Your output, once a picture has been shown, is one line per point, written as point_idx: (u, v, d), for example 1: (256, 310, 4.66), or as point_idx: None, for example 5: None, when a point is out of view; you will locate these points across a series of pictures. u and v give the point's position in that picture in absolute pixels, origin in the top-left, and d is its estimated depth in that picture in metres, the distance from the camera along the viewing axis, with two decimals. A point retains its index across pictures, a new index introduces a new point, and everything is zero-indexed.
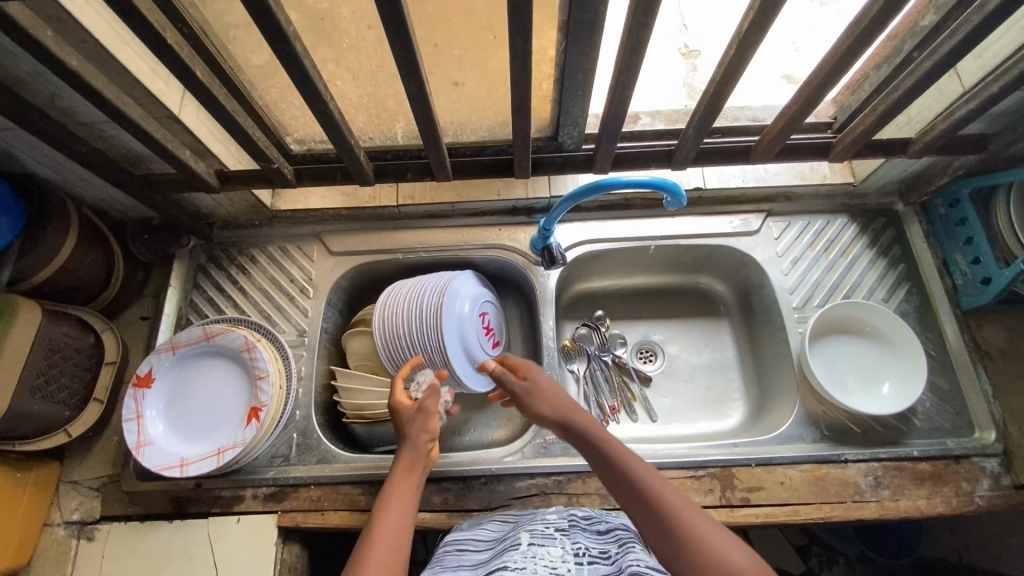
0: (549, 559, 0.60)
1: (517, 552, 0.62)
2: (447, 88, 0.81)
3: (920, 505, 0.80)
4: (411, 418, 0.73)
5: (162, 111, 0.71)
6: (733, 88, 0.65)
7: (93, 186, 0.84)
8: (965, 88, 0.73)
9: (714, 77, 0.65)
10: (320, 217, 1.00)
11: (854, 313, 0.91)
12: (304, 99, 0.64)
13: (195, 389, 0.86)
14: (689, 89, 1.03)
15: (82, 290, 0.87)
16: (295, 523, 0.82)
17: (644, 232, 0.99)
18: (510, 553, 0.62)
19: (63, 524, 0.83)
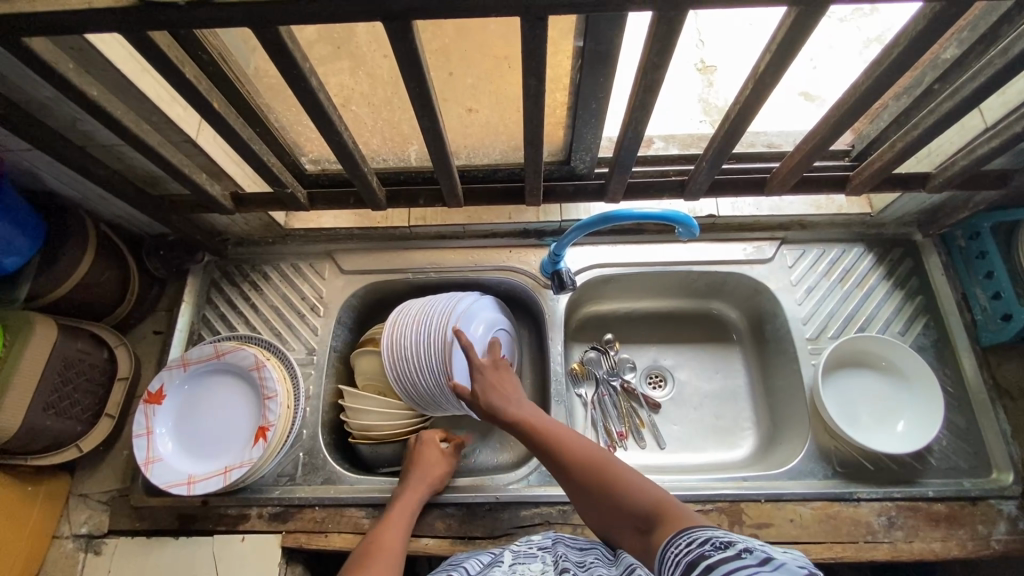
0: (529, 572, 0.58)
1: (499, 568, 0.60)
2: (461, 114, 0.81)
3: (935, 548, 0.78)
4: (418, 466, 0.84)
5: (180, 135, 0.72)
6: (749, 124, 0.64)
7: (111, 204, 0.86)
8: (987, 124, 0.72)
9: (730, 112, 0.64)
10: (333, 236, 1.01)
11: (871, 346, 0.89)
12: (318, 128, 0.65)
13: (204, 406, 0.87)
14: (705, 105, 1.02)
15: (97, 306, 0.88)
16: (299, 544, 0.82)
17: (655, 258, 0.98)
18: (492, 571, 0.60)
19: (71, 537, 0.84)
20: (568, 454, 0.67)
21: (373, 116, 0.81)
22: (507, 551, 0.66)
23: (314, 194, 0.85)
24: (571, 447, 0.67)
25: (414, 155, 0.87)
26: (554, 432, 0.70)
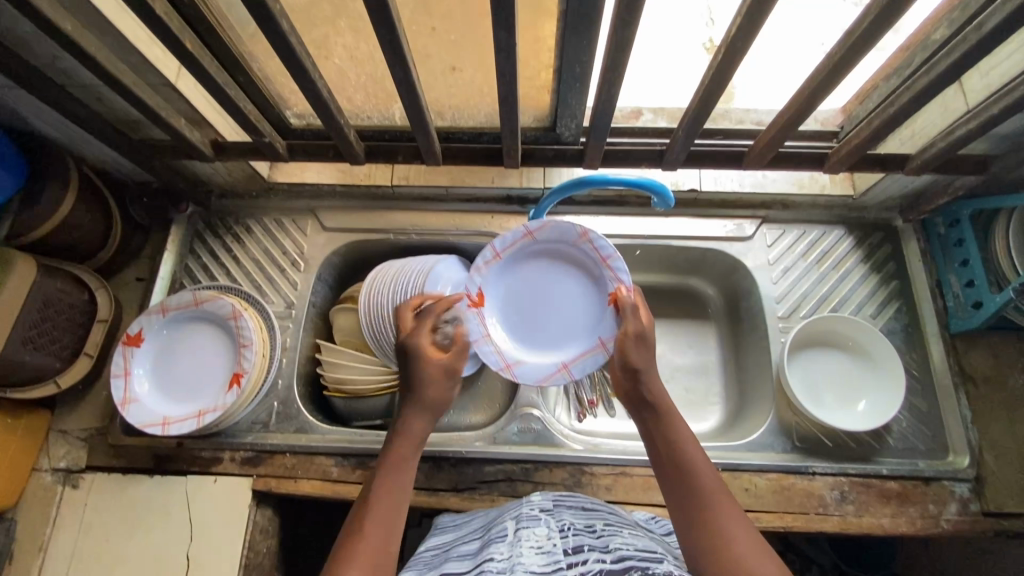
0: (534, 539, 0.50)
1: (502, 542, 0.51)
2: (445, 72, 0.80)
3: (884, 523, 0.81)
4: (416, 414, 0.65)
5: (159, 79, 0.72)
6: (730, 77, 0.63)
7: (94, 147, 0.86)
8: (969, 106, 0.72)
9: (710, 66, 0.63)
10: (315, 192, 1.01)
11: (840, 327, 0.91)
12: (294, 76, 0.65)
13: (182, 352, 0.89)
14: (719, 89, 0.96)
15: (81, 248, 0.90)
16: (269, 488, 0.85)
17: (635, 231, 0.98)
18: (495, 544, 0.51)
19: (50, 470, 0.87)
20: (681, 447, 0.59)
21: (356, 71, 0.80)
22: (504, 522, 0.57)
23: (293, 144, 0.85)
24: (689, 448, 0.59)
25: (398, 114, 0.86)
26: (681, 427, 0.61)
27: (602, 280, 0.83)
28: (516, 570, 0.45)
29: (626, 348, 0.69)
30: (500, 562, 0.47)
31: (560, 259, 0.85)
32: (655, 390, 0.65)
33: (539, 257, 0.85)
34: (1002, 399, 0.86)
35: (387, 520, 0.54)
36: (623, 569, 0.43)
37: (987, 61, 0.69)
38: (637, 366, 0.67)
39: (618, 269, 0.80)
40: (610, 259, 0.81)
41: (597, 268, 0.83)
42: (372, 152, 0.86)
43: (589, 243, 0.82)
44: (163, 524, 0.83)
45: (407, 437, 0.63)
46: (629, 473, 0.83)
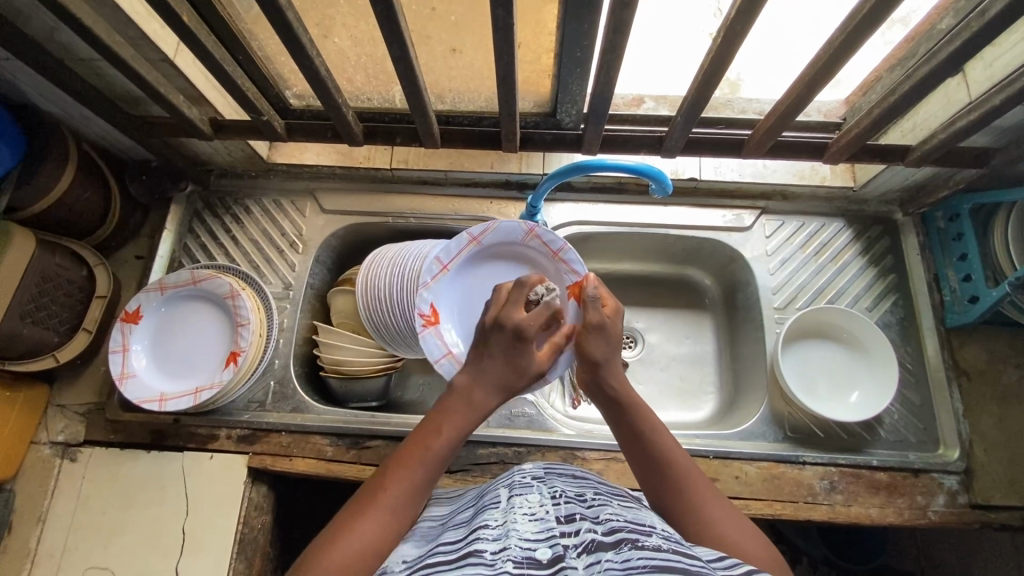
0: (527, 506, 0.50)
1: (495, 509, 0.51)
2: (445, 54, 0.79)
3: (872, 513, 0.81)
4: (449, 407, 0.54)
5: (158, 54, 0.72)
6: (734, 53, 0.63)
7: (94, 124, 0.86)
8: (971, 98, 0.72)
9: (717, 37, 0.62)
10: (315, 173, 1.01)
11: (835, 319, 0.91)
12: (291, 54, 0.65)
13: (179, 330, 0.90)
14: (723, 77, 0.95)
15: (80, 224, 0.90)
16: (263, 465, 0.86)
17: (634, 219, 0.98)
18: (489, 511, 0.50)
19: (48, 443, 0.88)
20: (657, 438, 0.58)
21: (356, 51, 0.80)
22: (497, 489, 0.57)
23: (292, 124, 0.85)
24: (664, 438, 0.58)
25: (398, 96, 0.86)
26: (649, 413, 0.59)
27: (556, 274, 0.85)
28: (509, 536, 0.45)
29: (581, 339, 0.61)
30: (493, 529, 0.46)
31: (511, 260, 0.87)
32: (620, 384, 0.60)
33: (488, 263, 0.86)
34: (993, 394, 0.87)
35: (385, 523, 0.49)
36: (613, 540, 0.42)
37: (990, 52, 0.69)
38: (597, 359, 0.60)
39: (570, 260, 0.84)
40: (560, 254, 0.84)
41: (549, 264, 0.86)
42: (370, 133, 0.85)
43: (537, 239, 0.85)
44: (159, 499, 0.84)
45: (443, 435, 0.53)
46: (620, 458, 0.84)
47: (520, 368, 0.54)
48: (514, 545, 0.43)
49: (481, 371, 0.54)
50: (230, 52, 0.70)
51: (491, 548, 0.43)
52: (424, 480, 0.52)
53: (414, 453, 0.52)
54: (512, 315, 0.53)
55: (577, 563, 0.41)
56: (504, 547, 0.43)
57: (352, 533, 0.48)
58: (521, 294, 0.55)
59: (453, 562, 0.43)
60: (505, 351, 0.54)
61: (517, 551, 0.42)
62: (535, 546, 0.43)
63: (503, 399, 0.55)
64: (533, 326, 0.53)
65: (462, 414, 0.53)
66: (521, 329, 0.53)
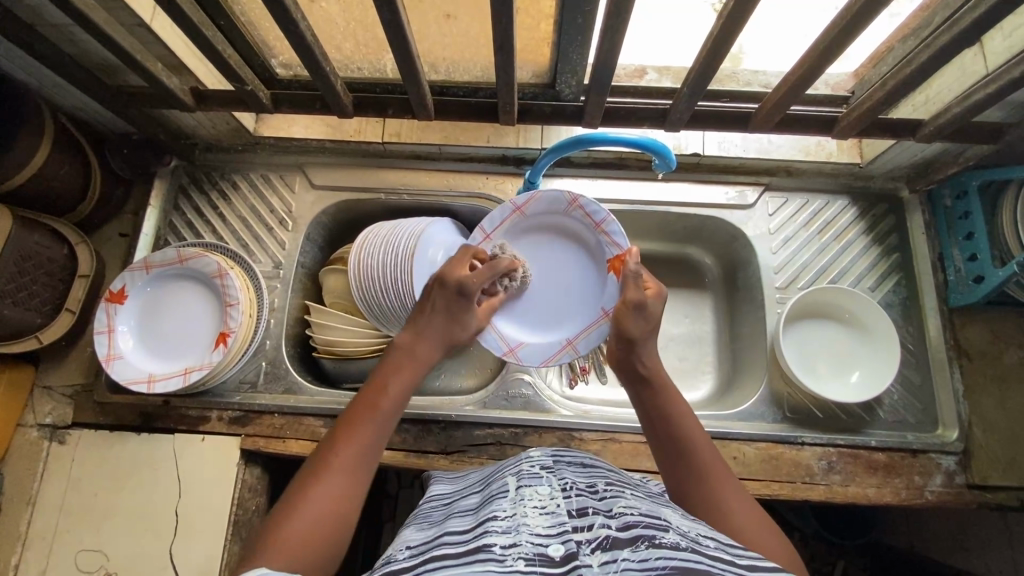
0: (537, 499, 0.48)
1: (503, 500, 0.49)
2: (439, 20, 0.75)
3: (869, 493, 0.81)
4: (396, 365, 0.61)
5: (132, 18, 0.68)
6: (745, 21, 0.59)
7: (69, 94, 0.82)
8: (988, 70, 0.69)
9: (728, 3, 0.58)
10: (304, 147, 0.97)
11: (838, 299, 0.89)
12: (274, 17, 0.61)
13: (166, 311, 0.87)
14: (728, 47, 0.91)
15: (59, 201, 0.86)
16: (257, 447, 0.84)
17: (634, 196, 0.95)
18: (497, 501, 0.49)
19: (35, 426, 0.86)
20: (680, 424, 0.58)
21: (344, 16, 0.75)
22: (503, 478, 0.55)
23: (278, 94, 0.80)
24: (686, 422, 0.58)
25: (390, 65, 0.82)
26: (677, 398, 0.61)
27: (598, 246, 0.81)
28: (520, 532, 0.43)
29: (623, 317, 0.69)
30: (502, 521, 0.45)
31: (554, 232, 0.84)
32: (649, 361, 0.65)
33: (533, 233, 0.84)
34: (994, 374, 0.86)
35: (339, 487, 0.49)
36: (629, 537, 0.41)
37: (1012, 21, 0.66)
38: (632, 337, 0.67)
39: (613, 232, 0.79)
40: (604, 224, 0.80)
41: (592, 235, 0.82)
42: (360, 104, 0.82)
43: (580, 210, 0.80)
44: (151, 481, 0.83)
45: (390, 389, 0.57)
46: (618, 439, 0.84)
47: (460, 321, 0.68)
48: (526, 541, 0.42)
49: (424, 330, 0.65)
50: (209, 16, 0.66)
51: (501, 543, 0.42)
52: (376, 438, 0.54)
53: (359, 412, 0.55)
54: (454, 273, 0.69)
55: (591, 560, 0.39)
56: (515, 542, 0.42)
57: (303, 505, 0.47)
58: (464, 258, 0.72)
59: (461, 557, 0.41)
60: (448, 303, 0.68)
61: (528, 547, 0.41)
62: (548, 542, 0.42)
63: (444, 353, 0.66)
64: (472, 282, 0.68)
65: (405, 369, 0.60)
66: (464, 283, 0.68)
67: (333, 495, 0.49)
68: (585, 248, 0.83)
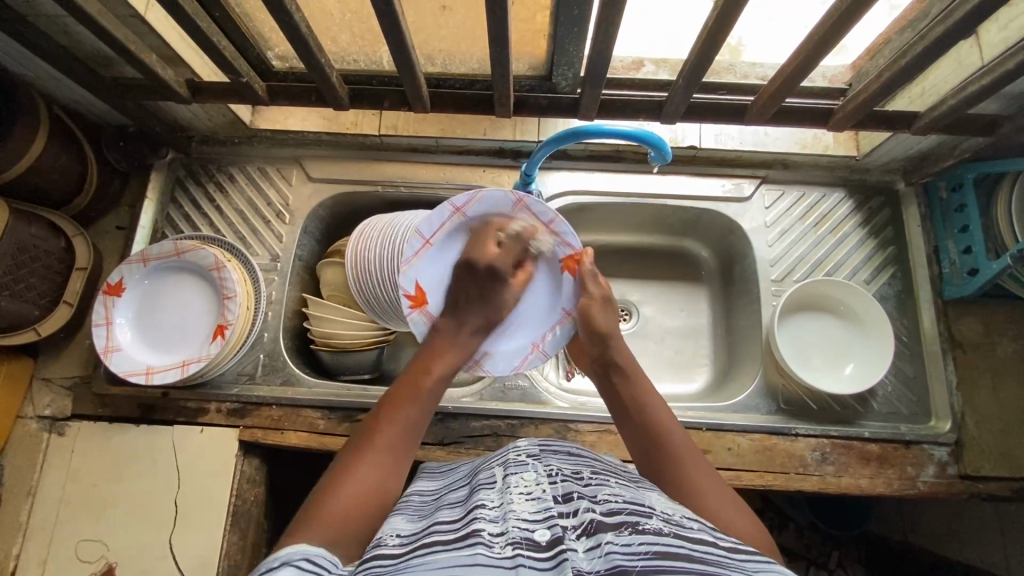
0: (523, 485, 0.49)
1: (491, 488, 0.50)
2: (435, 11, 0.75)
3: (862, 483, 0.82)
4: (434, 354, 0.65)
5: (127, 9, 0.68)
6: (741, 11, 0.59)
7: (65, 86, 0.82)
8: (984, 61, 0.69)
9: None
10: (300, 139, 0.97)
11: (831, 291, 0.90)
12: (269, 8, 0.61)
13: (163, 303, 0.87)
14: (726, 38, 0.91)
15: (55, 193, 0.86)
16: (255, 438, 0.85)
17: (631, 189, 0.95)
18: (484, 490, 0.50)
19: (35, 418, 0.87)
20: (646, 405, 0.61)
21: (340, 7, 0.75)
22: (491, 467, 0.56)
23: (274, 86, 0.80)
24: (657, 409, 0.61)
25: (386, 57, 0.81)
26: (646, 382, 0.64)
27: (548, 246, 0.76)
28: (507, 517, 0.44)
29: (592, 314, 0.71)
30: (491, 508, 0.46)
31: (488, 236, 0.74)
32: (624, 354, 0.67)
33: (468, 241, 0.74)
34: (987, 366, 0.86)
35: (381, 465, 0.52)
36: (613, 522, 0.42)
37: (1008, 12, 0.66)
38: (604, 330, 0.69)
39: (565, 233, 0.73)
40: (553, 224, 0.73)
41: (538, 235, 0.75)
42: (357, 96, 0.82)
43: (524, 210, 0.72)
44: (149, 472, 0.84)
45: (431, 378, 0.61)
46: (614, 431, 0.84)
47: (492, 302, 0.72)
48: (513, 526, 0.43)
49: (463, 316, 0.70)
50: (203, 7, 0.66)
51: (490, 529, 0.42)
52: (414, 424, 0.57)
53: (400, 398, 0.58)
54: (485, 253, 0.71)
55: (577, 545, 0.40)
56: (502, 528, 0.42)
57: (350, 480, 0.50)
58: (483, 233, 0.73)
59: (450, 544, 0.42)
60: (484, 287, 0.71)
61: (515, 532, 0.42)
62: (534, 527, 0.42)
63: (484, 335, 0.71)
64: (498, 258, 0.71)
65: (445, 359, 0.65)
66: (493, 265, 0.71)
67: (371, 476, 0.51)
68: (534, 249, 0.76)
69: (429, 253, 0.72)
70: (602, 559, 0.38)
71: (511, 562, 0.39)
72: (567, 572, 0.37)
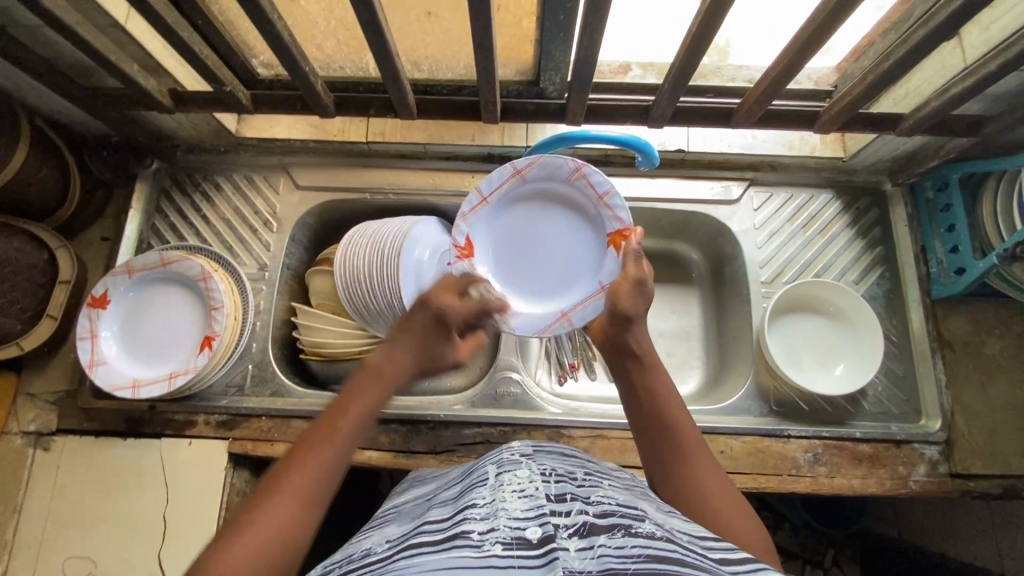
0: (516, 482, 0.48)
1: (482, 486, 0.49)
2: (420, 18, 0.75)
3: (854, 483, 0.82)
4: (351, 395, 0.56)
5: (106, 19, 0.67)
6: (722, 20, 0.60)
7: (44, 96, 0.81)
8: (966, 62, 0.70)
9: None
10: (287, 147, 0.96)
11: (821, 292, 0.90)
12: (249, 17, 0.60)
13: (149, 315, 0.86)
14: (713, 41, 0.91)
15: (37, 205, 0.85)
16: (245, 450, 0.84)
17: (620, 193, 0.95)
18: (477, 489, 0.49)
19: (19, 434, 0.85)
20: (660, 394, 0.60)
21: (325, 15, 0.74)
22: (484, 468, 0.54)
23: (259, 95, 0.79)
24: (673, 402, 0.59)
25: (372, 64, 0.81)
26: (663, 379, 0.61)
27: (598, 219, 0.80)
28: (498, 517, 0.43)
29: (620, 289, 0.68)
30: (481, 508, 0.45)
31: (550, 198, 0.82)
32: (642, 341, 0.65)
33: (528, 200, 0.82)
34: (976, 364, 0.86)
35: (287, 510, 0.46)
36: (606, 526, 0.42)
37: (989, 14, 0.66)
38: (627, 314, 0.66)
39: (616, 206, 0.78)
40: (608, 198, 0.78)
41: (593, 207, 0.80)
42: (342, 104, 0.81)
43: (584, 179, 0.78)
44: (137, 487, 0.83)
45: (345, 416, 0.53)
46: (607, 436, 0.84)
47: (433, 352, 0.65)
48: (503, 526, 0.42)
49: (399, 346, 0.63)
50: (183, 16, 0.65)
51: (479, 529, 0.42)
52: (329, 468, 0.50)
53: (322, 434, 0.52)
54: (442, 301, 0.66)
55: (568, 544, 0.40)
56: (493, 528, 0.42)
57: (246, 530, 0.45)
58: (449, 285, 0.70)
59: (438, 544, 0.41)
60: (428, 326, 0.65)
61: (506, 532, 0.41)
62: (525, 525, 0.42)
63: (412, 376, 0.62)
64: (454, 312, 0.67)
65: (370, 396, 0.57)
66: (443, 310, 0.66)
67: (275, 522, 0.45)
68: (584, 218, 0.81)
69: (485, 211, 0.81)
70: (593, 560, 0.37)
71: (499, 562, 0.38)
72: (558, 570, 0.36)
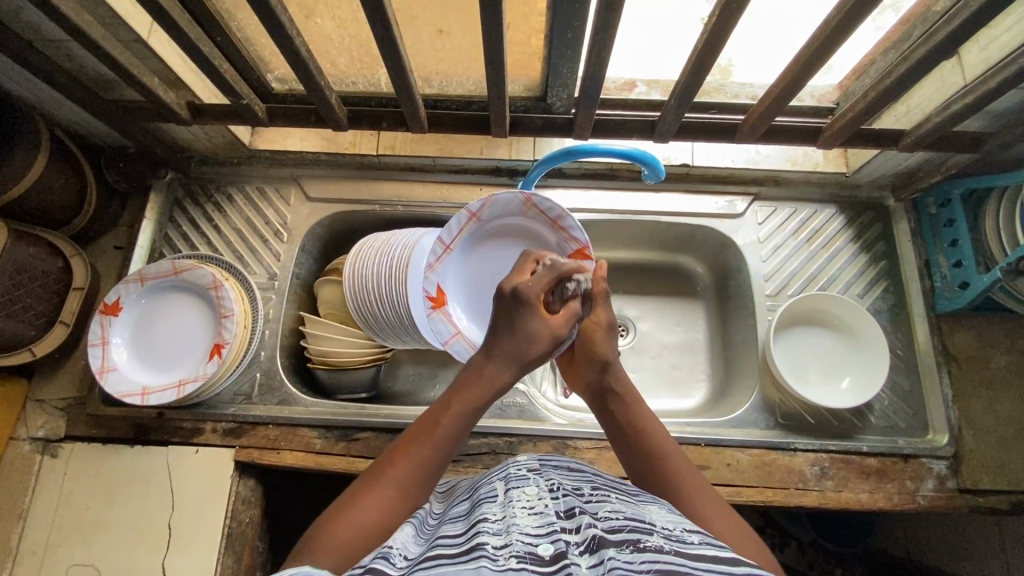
0: (526, 499, 0.49)
1: (492, 502, 0.49)
2: (431, 35, 0.77)
3: (861, 498, 0.82)
4: (450, 396, 0.54)
5: (130, 34, 0.69)
6: (724, 44, 0.63)
7: (66, 108, 0.83)
8: (966, 81, 0.71)
9: (711, 18, 0.60)
10: (299, 159, 0.98)
11: (826, 306, 0.91)
12: (269, 34, 0.63)
13: (160, 323, 0.87)
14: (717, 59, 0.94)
15: (55, 214, 0.87)
16: (251, 458, 0.84)
17: (626, 206, 0.96)
18: (487, 504, 0.49)
19: (28, 439, 0.86)
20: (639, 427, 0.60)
21: (340, 32, 0.77)
22: (491, 482, 0.54)
23: (274, 108, 0.82)
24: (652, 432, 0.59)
25: (384, 79, 0.83)
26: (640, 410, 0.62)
27: (558, 245, 0.83)
28: (511, 531, 0.43)
29: (594, 336, 0.64)
30: (494, 522, 0.45)
31: (511, 232, 0.85)
32: (620, 377, 0.63)
33: (491, 236, 0.85)
34: (982, 378, 0.87)
35: (392, 497, 0.48)
36: (615, 539, 0.41)
37: (988, 34, 0.68)
38: (606, 357, 0.63)
39: (570, 228, 0.81)
40: (560, 221, 0.81)
41: (550, 234, 0.83)
42: (355, 117, 0.83)
43: (534, 208, 0.82)
44: (144, 494, 0.83)
45: (451, 410, 0.53)
46: (612, 448, 0.84)
47: (523, 332, 0.56)
48: (516, 541, 0.42)
49: (492, 349, 0.56)
50: (205, 32, 0.68)
51: (493, 543, 0.42)
52: (434, 458, 0.51)
53: (423, 429, 0.53)
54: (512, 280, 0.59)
55: (580, 561, 0.40)
56: (506, 542, 0.42)
57: (357, 507, 0.47)
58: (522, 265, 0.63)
59: (456, 557, 0.41)
60: (511, 313, 0.56)
61: (519, 547, 0.41)
62: (537, 541, 0.42)
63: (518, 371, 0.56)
64: (530, 284, 0.56)
65: (477, 386, 0.55)
66: (519, 287, 0.56)
67: (377, 511, 0.47)
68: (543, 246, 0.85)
69: (451, 258, 0.83)
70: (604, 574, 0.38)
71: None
72: None
